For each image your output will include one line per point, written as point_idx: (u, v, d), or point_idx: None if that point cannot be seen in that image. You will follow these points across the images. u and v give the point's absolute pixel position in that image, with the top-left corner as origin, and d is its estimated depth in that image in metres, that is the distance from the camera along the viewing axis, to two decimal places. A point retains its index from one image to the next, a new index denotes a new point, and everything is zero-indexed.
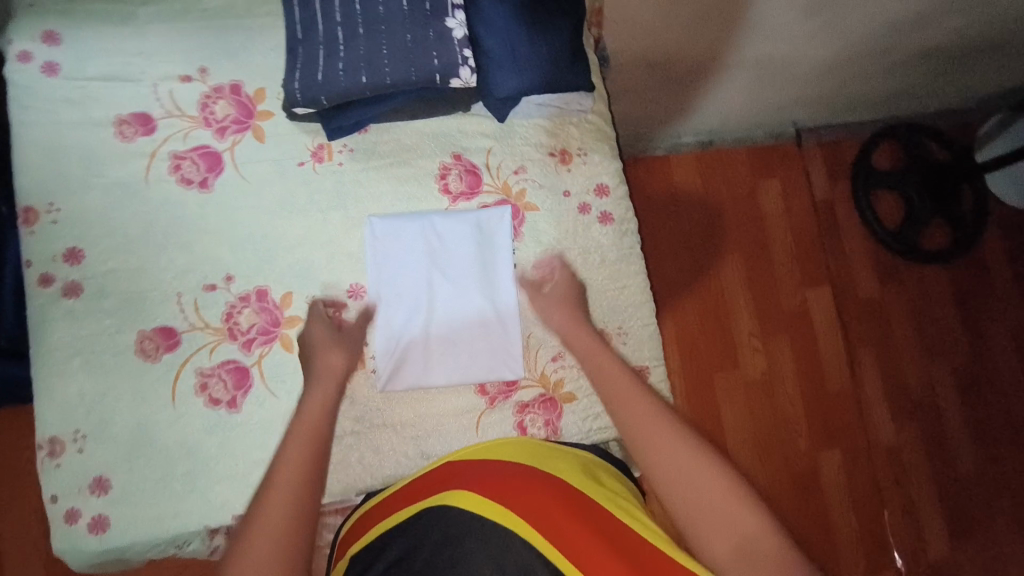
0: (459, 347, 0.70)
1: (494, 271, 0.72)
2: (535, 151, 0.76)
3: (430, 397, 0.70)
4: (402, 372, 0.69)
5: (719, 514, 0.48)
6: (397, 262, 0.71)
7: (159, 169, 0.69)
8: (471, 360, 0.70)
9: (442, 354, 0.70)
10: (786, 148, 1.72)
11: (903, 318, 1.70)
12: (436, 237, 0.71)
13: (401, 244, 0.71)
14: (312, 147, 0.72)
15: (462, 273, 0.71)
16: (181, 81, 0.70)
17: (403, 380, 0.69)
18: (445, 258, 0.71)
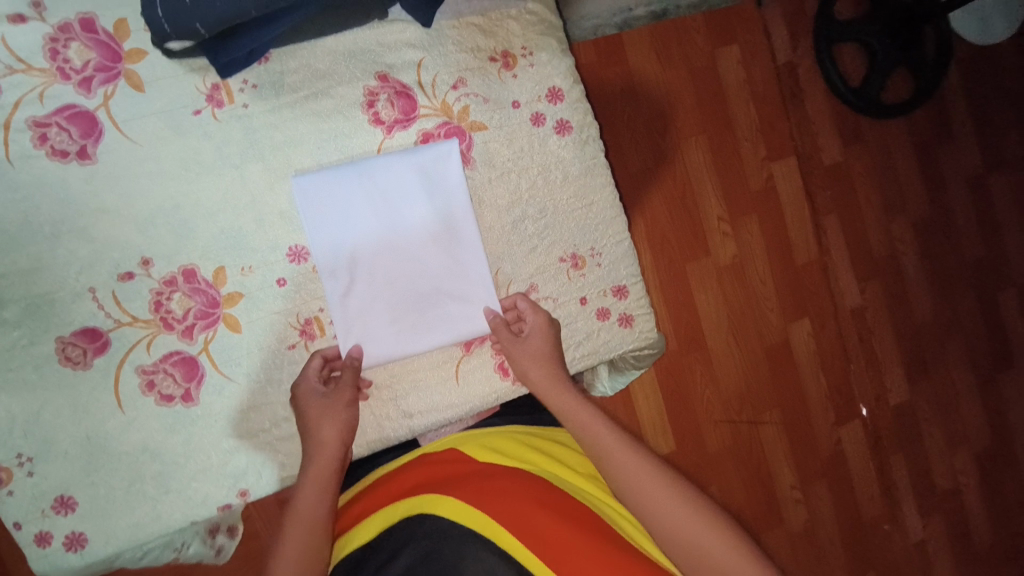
0: (427, 309, 0.64)
1: (449, 214, 0.64)
2: (472, 59, 0.65)
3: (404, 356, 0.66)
4: (370, 346, 0.63)
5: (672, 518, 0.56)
6: (333, 218, 0.62)
7: (21, 144, 0.56)
8: (444, 321, 0.65)
9: (408, 310, 0.64)
10: (744, 8, 1.58)
11: (867, 179, 1.70)
12: (377, 188, 0.62)
13: (334, 198, 0.62)
14: (206, 89, 0.59)
15: (414, 226, 0.63)
16: (12, 22, 0.55)
17: (374, 355, 0.63)
18: (391, 206, 0.63)
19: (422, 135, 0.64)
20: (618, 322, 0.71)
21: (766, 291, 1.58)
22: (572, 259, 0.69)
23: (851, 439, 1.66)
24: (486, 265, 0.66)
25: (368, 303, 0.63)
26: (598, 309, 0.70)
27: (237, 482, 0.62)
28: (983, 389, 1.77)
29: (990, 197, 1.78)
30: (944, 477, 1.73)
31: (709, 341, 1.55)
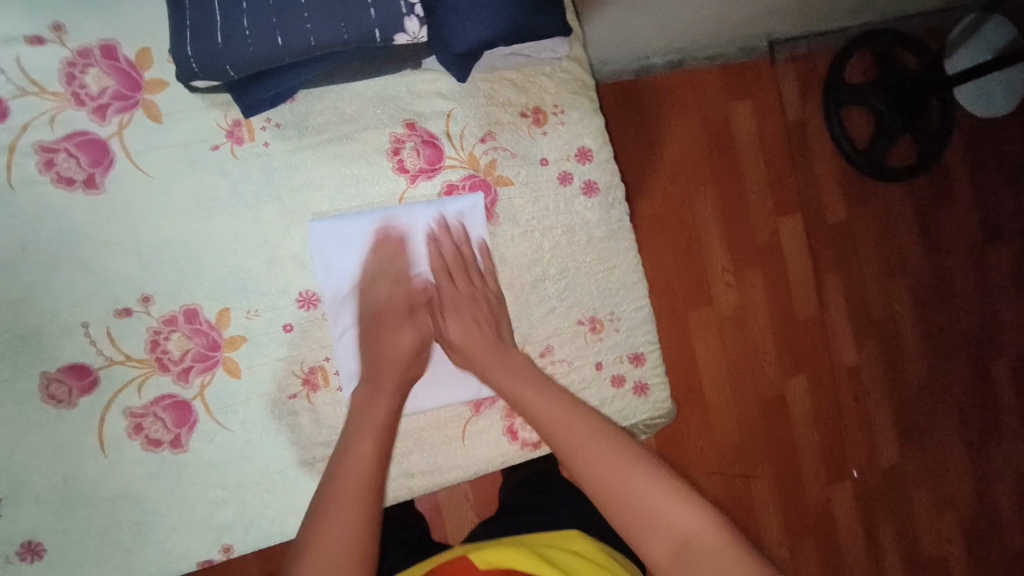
0: (440, 365, 0.62)
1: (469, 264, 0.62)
2: (504, 112, 0.64)
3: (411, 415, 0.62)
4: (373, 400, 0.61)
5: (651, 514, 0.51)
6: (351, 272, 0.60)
7: (25, 168, 0.53)
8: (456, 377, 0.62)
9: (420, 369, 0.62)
10: (758, 64, 1.61)
11: (868, 240, 1.71)
12: (399, 242, 0.61)
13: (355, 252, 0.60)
14: (227, 125, 0.57)
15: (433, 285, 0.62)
16: (31, 44, 0.53)
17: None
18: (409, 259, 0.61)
19: (446, 186, 0.62)
20: (632, 391, 0.69)
21: (765, 345, 1.57)
22: (590, 322, 0.67)
23: (842, 500, 1.63)
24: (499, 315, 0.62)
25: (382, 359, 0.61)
26: (613, 376, 0.68)
27: (220, 536, 0.58)
28: (972, 456, 1.76)
29: (987, 265, 1.80)
30: (931, 544, 1.71)
31: (706, 392, 1.53)
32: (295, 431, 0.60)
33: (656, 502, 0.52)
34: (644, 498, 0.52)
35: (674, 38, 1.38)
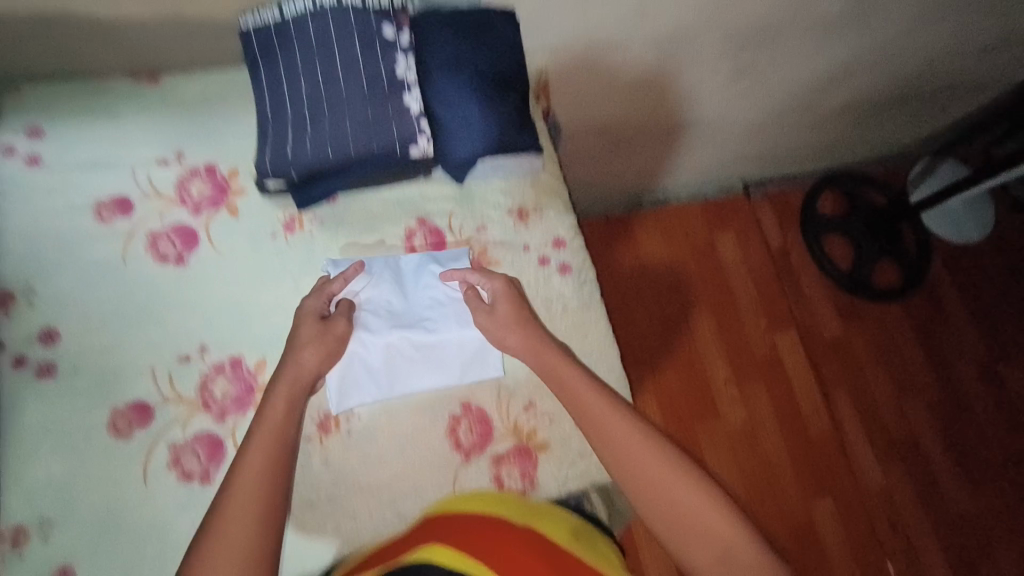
0: (423, 367, 0.74)
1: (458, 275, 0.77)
2: (494, 212, 0.82)
3: (407, 456, 0.71)
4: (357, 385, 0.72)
5: (698, 525, 0.59)
6: (361, 282, 0.75)
7: (136, 248, 0.72)
8: (440, 375, 0.74)
9: (403, 368, 0.73)
10: (735, 200, 1.85)
11: (870, 356, 1.77)
12: (398, 266, 0.77)
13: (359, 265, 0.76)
14: (284, 220, 0.76)
15: (421, 303, 0.76)
16: (158, 166, 0.75)
17: (363, 394, 0.72)
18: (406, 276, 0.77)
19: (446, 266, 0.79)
20: None
21: (778, 458, 1.58)
22: None
23: None
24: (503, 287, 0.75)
25: (367, 351, 0.73)
26: None
27: None
28: None
29: (1005, 383, 1.79)
30: None
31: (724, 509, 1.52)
32: (305, 465, 0.69)
33: (698, 508, 0.60)
34: (688, 504, 0.60)
35: (656, 180, 1.64)
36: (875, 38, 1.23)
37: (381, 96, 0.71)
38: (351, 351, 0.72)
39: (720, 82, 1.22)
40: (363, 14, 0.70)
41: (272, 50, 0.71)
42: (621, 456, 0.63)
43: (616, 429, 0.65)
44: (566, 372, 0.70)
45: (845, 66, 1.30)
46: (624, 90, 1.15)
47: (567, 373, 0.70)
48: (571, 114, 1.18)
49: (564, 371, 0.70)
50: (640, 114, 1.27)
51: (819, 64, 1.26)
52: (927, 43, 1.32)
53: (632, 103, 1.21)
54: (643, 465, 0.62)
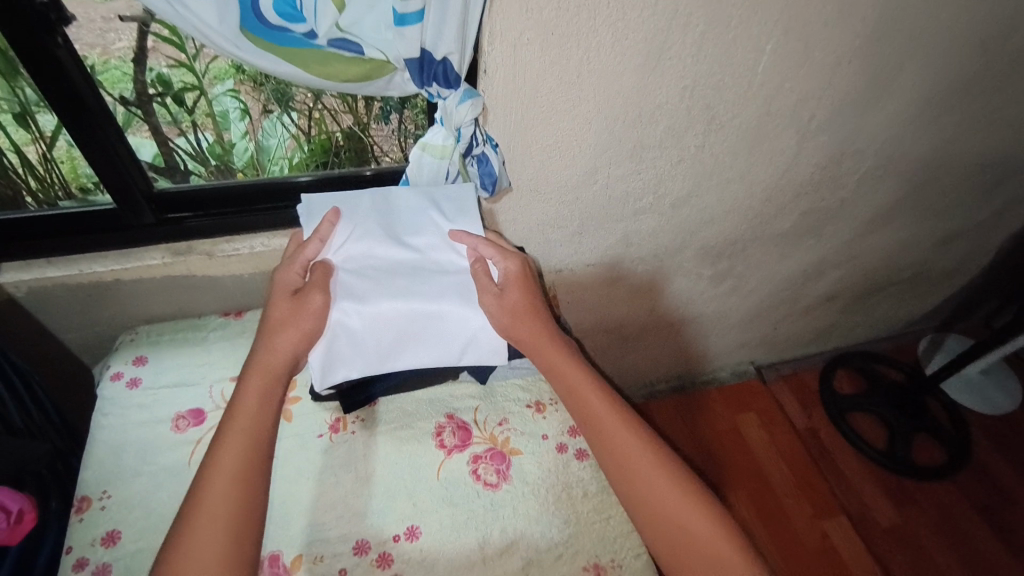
0: (406, 338, 0.80)
1: (449, 250, 0.85)
2: (515, 405, 0.92)
3: None
4: (339, 349, 0.78)
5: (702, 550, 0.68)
6: (354, 261, 0.81)
7: (201, 452, 0.82)
8: (426, 346, 0.81)
9: (387, 337, 0.80)
10: (751, 382, 1.91)
11: (939, 544, 1.62)
12: (392, 241, 0.83)
13: (343, 227, 0.82)
14: (330, 421, 0.87)
15: (409, 280, 0.81)
16: (231, 381, 0.90)
17: (347, 358, 0.78)
18: (394, 231, 0.84)
19: (473, 457, 0.85)
20: None
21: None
22: (594, 568, 0.76)
23: None
24: (513, 275, 0.83)
25: (350, 321, 0.78)
26: None
27: None
28: None
29: None
30: None
31: None
32: None
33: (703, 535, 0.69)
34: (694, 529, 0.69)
35: (669, 368, 1.75)
36: (832, 244, 1.44)
37: None
38: (335, 321, 0.77)
39: (705, 285, 1.42)
40: None
41: None
42: (637, 479, 0.71)
43: (634, 457, 0.73)
44: (582, 392, 0.78)
45: (811, 267, 1.50)
46: (624, 294, 1.34)
47: (582, 393, 0.77)
48: (580, 316, 1.36)
49: (579, 386, 0.78)
50: (641, 313, 1.44)
51: (788, 266, 1.46)
52: (886, 241, 1.52)
53: (629, 306, 1.39)
54: (647, 486, 0.71)
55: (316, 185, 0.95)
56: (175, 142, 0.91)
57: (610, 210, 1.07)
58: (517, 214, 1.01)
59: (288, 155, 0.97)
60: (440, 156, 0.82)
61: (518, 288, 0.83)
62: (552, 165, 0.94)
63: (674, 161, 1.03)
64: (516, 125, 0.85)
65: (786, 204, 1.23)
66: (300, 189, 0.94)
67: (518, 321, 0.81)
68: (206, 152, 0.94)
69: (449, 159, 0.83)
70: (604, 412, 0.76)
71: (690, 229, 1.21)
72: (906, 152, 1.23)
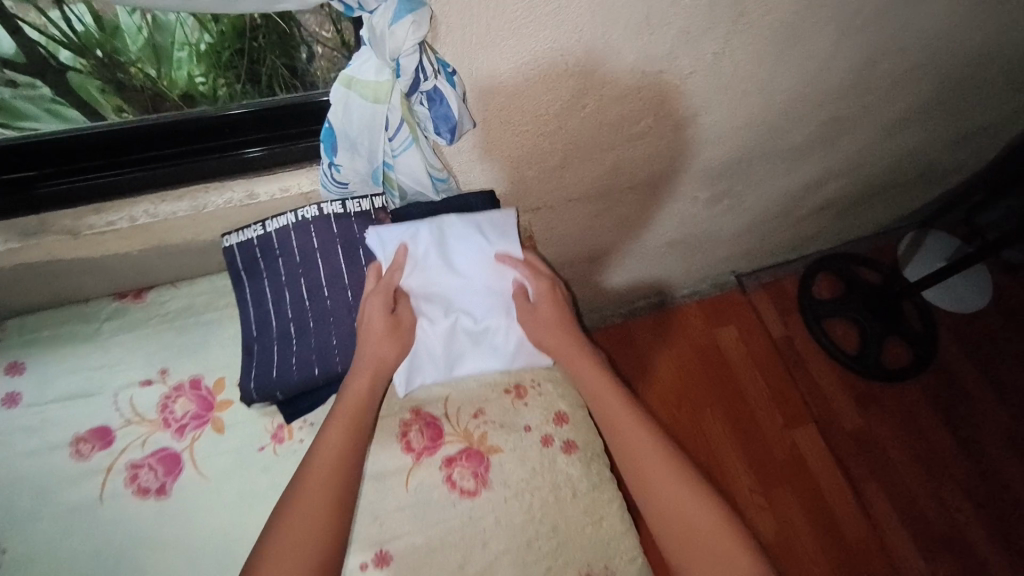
0: (476, 348, 0.75)
1: (499, 274, 0.74)
2: (491, 391, 0.79)
3: None
4: (417, 366, 0.73)
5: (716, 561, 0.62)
6: (425, 282, 0.72)
7: (115, 483, 0.68)
8: (497, 354, 0.76)
9: (460, 348, 0.74)
10: (731, 294, 1.84)
11: (898, 443, 1.69)
12: (457, 255, 0.73)
13: (412, 247, 0.71)
14: (273, 429, 0.73)
15: (482, 302, 0.74)
16: (141, 385, 0.73)
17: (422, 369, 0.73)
18: (453, 252, 0.73)
19: (445, 460, 0.75)
20: None
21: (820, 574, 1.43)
22: None
23: None
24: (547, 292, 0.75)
25: (428, 340, 0.72)
26: None
27: None
28: None
29: None
30: None
31: None
32: None
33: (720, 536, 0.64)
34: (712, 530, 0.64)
35: (650, 286, 1.64)
36: (843, 155, 1.25)
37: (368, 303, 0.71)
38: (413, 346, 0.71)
39: (700, 207, 1.24)
40: (350, 220, 0.72)
41: (256, 264, 0.72)
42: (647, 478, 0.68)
43: (647, 456, 0.68)
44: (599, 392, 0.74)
45: (815, 180, 1.33)
46: (609, 226, 1.16)
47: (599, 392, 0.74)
48: (560, 251, 1.18)
49: (599, 387, 0.74)
50: (628, 240, 1.28)
51: (791, 181, 1.29)
52: (899, 146, 1.35)
53: (615, 234, 1.22)
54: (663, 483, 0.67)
55: (213, 126, 0.67)
56: (38, 28, 0.70)
57: (600, 136, 0.85)
58: (484, 154, 0.78)
59: (195, 39, 0.75)
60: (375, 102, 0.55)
61: (553, 305, 0.75)
62: (527, 93, 0.70)
63: (685, 73, 0.78)
64: (477, 40, 0.60)
65: (805, 115, 1.02)
66: (190, 131, 0.67)
67: (547, 334, 0.75)
68: (85, 44, 0.73)
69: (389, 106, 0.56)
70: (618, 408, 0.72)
71: (692, 150, 0.99)
72: (952, 46, 1.01)
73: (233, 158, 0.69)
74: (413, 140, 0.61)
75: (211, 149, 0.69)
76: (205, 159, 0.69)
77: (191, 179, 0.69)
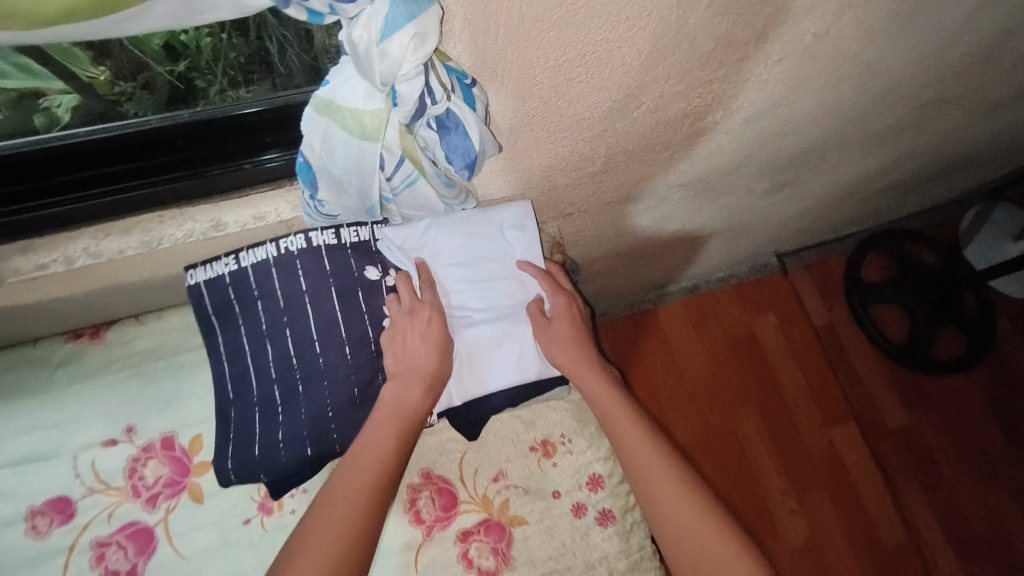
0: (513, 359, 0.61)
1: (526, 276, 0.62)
2: (514, 450, 0.68)
3: None
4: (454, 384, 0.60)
5: None
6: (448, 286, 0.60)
7: (79, 564, 0.59)
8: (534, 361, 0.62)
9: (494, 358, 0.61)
10: (772, 277, 1.67)
11: (943, 443, 1.58)
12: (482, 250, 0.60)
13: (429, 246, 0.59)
14: (259, 497, 0.62)
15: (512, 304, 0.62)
16: (104, 446, 0.62)
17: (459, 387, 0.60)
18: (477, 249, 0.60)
19: (462, 533, 0.64)
20: None
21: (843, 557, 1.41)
22: None
23: None
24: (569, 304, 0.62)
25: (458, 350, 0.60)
26: None
27: None
28: None
29: None
30: None
31: None
32: None
33: None
34: None
35: (684, 273, 1.48)
36: (931, 137, 1.05)
37: (369, 361, 0.57)
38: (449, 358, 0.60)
39: (756, 198, 1.06)
40: (347, 256, 0.58)
41: (229, 309, 0.58)
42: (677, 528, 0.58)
43: (670, 501, 0.59)
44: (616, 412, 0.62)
45: (892, 163, 1.13)
46: (649, 222, 1.00)
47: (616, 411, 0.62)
48: (592, 249, 1.02)
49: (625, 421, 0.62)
50: (668, 233, 1.11)
51: (864, 166, 1.10)
52: (996, 124, 1.13)
53: (655, 230, 1.05)
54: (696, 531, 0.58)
55: (147, 140, 0.52)
56: None
57: (654, 136, 0.67)
58: (509, 164, 0.61)
59: None
60: (364, 136, 0.40)
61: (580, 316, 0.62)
62: (567, 90, 0.52)
63: (772, 60, 0.60)
64: (503, 26, 0.42)
65: (903, 98, 0.83)
66: (115, 146, 0.52)
67: (570, 346, 0.62)
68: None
69: (383, 140, 0.41)
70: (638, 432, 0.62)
71: (760, 143, 0.81)
72: None
73: (176, 181, 0.54)
74: (419, 177, 0.45)
75: (146, 170, 0.53)
76: (140, 184, 0.53)
77: (127, 208, 0.54)
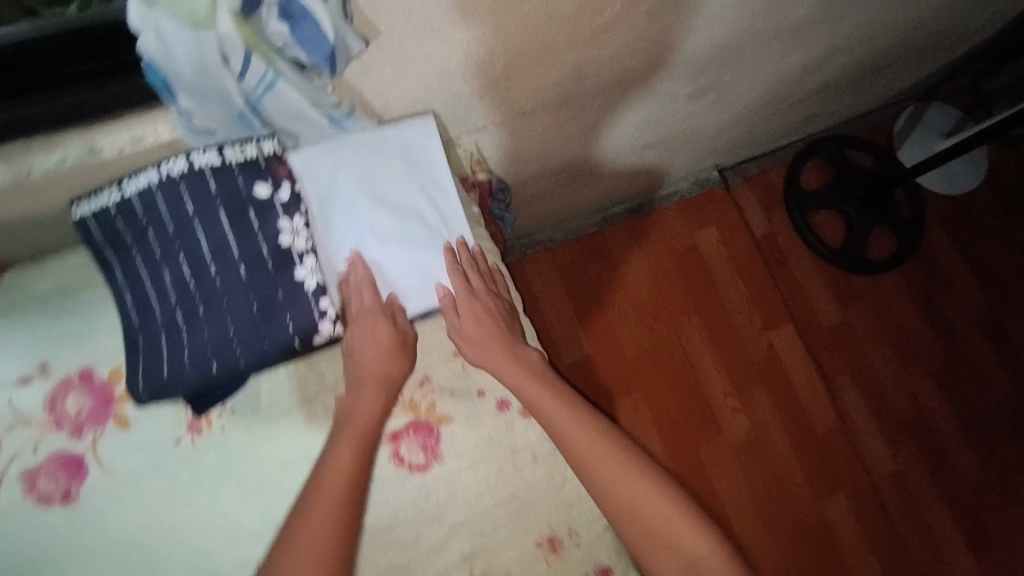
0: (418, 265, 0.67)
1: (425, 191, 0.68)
2: (438, 356, 0.71)
3: None
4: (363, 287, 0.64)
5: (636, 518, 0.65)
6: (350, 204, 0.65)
7: (11, 494, 0.60)
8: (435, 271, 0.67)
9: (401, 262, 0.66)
10: (714, 192, 1.70)
11: (873, 336, 1.68)
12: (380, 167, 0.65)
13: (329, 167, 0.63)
14: (188, 419, 0.64)
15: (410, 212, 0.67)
16: (19, 384, 0.62)
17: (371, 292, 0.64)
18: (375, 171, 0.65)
19: (392, 434, 0.67)
20: None
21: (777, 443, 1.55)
22: (547, 542, 0.69)
23: None
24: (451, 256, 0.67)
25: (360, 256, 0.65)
26: None
27: None
28: None
29: (1009, 338, 1.71)
30: None
31: (736, 529, 1.51)
32: None
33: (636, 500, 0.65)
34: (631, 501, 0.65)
35: (624, 190, 1.49)
36: (849, 28, 1.05)
37: (267, 279, 0.58)
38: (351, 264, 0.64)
39: (681, 104, 1.06)
40: (231, 172, 0.57)
41: (122, 237, 0.58)
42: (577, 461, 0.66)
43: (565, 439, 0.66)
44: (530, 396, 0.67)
45: (818, 59, 1.13)
46: (574, 133, 0.99)
47: (532, 394, 0.67)
48: (521, 168, 1.02)
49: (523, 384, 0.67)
50: (596, 147, 1.11)
51: (787, 63, 1.09)
52: (913, 11, 1.14)
53: (580, 141, 1.04)
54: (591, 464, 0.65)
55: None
56: None
57: (551, 32, 0.66)
58: (397, 73, 0.61)
59: None
60: (195, 25, 0.42)
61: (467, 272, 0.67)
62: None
63: None
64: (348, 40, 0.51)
65: None
66: None
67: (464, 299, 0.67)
68: None
69: (216, 28, 0.43)
70: (555, 404, 0.67)
71: (674, 30, 0.79)
72: None
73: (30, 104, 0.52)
74: (276, 76, 0.48)
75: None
76: None
77: None
